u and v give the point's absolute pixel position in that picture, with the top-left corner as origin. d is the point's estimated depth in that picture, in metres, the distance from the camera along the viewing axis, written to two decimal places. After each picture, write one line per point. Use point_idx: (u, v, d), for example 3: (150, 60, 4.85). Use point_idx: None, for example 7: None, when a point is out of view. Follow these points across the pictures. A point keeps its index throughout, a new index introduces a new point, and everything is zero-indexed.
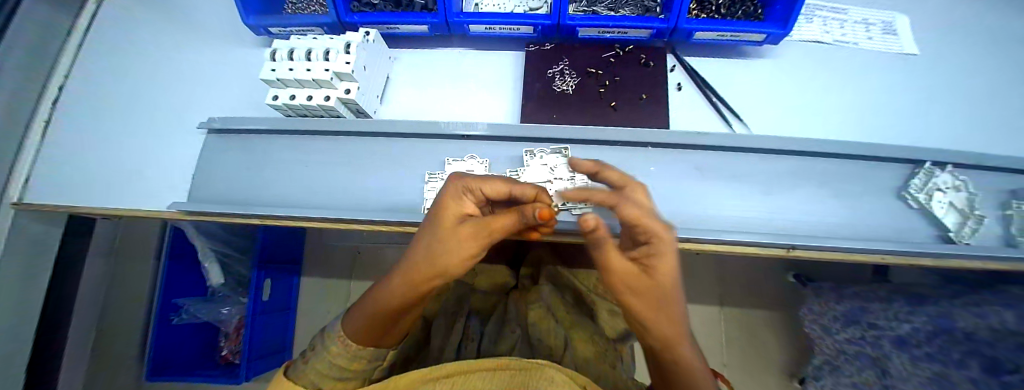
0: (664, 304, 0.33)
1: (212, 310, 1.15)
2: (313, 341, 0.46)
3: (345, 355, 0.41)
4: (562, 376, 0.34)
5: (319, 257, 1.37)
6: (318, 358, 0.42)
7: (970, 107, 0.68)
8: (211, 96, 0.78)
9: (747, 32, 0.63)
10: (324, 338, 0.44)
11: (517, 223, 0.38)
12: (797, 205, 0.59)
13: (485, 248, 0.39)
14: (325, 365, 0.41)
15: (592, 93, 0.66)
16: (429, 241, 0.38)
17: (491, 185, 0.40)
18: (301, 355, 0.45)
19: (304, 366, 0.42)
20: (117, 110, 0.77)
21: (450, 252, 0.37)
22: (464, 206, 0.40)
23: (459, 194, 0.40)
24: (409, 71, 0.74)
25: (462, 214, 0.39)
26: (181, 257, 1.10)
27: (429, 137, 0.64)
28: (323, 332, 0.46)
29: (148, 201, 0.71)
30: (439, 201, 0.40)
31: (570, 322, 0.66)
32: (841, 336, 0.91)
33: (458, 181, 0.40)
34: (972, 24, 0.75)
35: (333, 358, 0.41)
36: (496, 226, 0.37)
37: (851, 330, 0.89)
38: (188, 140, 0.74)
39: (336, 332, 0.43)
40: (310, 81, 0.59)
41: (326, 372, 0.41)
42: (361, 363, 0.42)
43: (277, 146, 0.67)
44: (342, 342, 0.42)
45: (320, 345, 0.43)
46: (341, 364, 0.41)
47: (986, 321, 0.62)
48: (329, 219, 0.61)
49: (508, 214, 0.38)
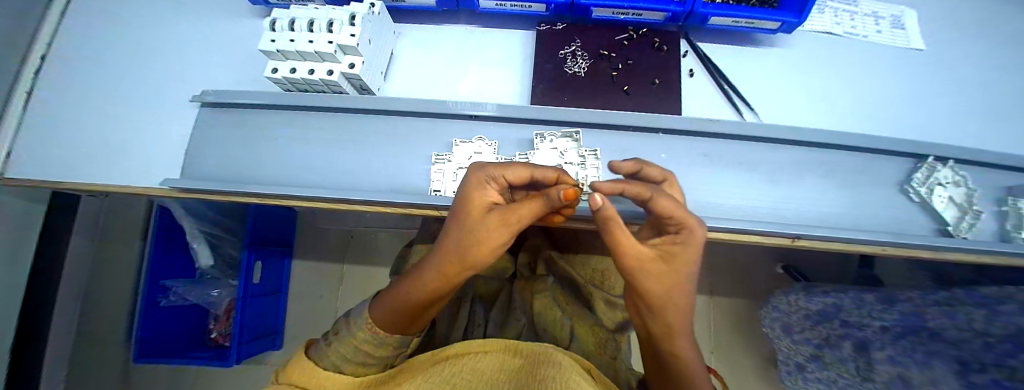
0: (685, 287, 0.39)
1: (201, 293, 1.14)
2: (335, 327, 0.46)
3: (371, 341, 0.42)
4: (571, 362, 0.32)
5: (311, 239, 1.34)
6: (340, 342, 0.42)
7: (971, 103, 0.69)
8: (202, 69, 0.74)
9: (762, 19, 0.62)
10: (349, 322, 0.44)
11: (544, 209, 0.38)
12: (801, 195, 0.59)
13: (513, 239, 0.39)
14: (349, 348, 0.41)
15: (603, 76, 0.65)
16: (457, 226, 0.39)
17: (514, 171, 0.41)
18: (323, 336, 0.45)
19: (325, 347, 0.42)
20: (104, 83, 0.72)
21: (476, 241, 0.38)
22: (490, 195, 0.40)
23: (482, 183, 0.40)
24: (414, 48, 0.72)
25: (484, 202, 0.40)
26: (171, 241, 1.07)
27: (437, 117, 0.63)
28: (346, 318, 0.47)
29: (133, 177, 0.67)
30: (461, 184, 0.41)
31: (572, 311, 0.69)
32: (800, 335, 0.97)
33: (481, 170, 0.41)
34: (979, 21, 0.75)
35: (357, 344, 0.42)
36: (523, 214, 0.38)
37: (809, 331, 0.94)
38: (175, 114, 0.70)
39: (364, 316, 0.44)
40: (312, 53, 0.57)
41: (346, 354, 0.41)
42: (386, 349, 0.42)
43: (276, 122, 0.64)
44: (370, 328, 0.42)
45: (345, 329, 0.44)
46: (367, 350, 0.42)
47: (955, 320, 0.61)
48: (329, 199, 0.59)
49: (533, 198, 0.38)
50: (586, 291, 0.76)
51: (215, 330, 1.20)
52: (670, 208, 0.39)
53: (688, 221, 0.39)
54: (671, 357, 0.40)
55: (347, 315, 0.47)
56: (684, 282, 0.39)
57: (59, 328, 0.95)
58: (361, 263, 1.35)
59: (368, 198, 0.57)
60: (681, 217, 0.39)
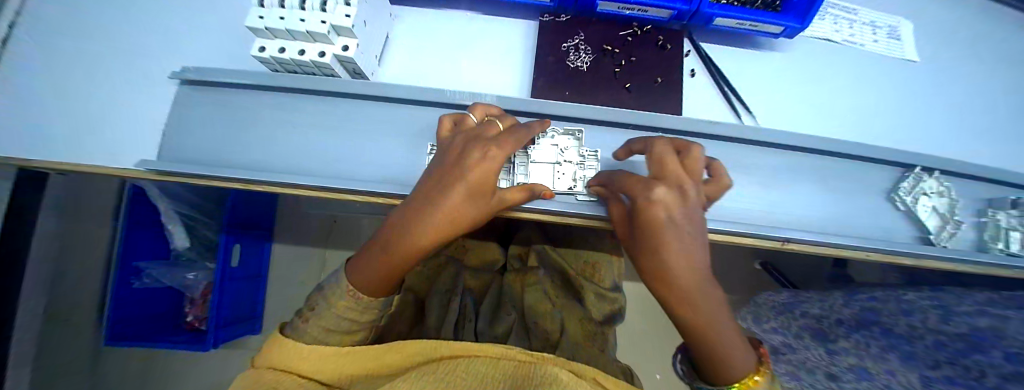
0: (678, 222, 0.35)
1: (176, 276, 1.08)
2: (310, 301, 0.53)
3: (347, 309, 0.50)
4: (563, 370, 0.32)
5: (292, 223, 1.30)
6: (319, 317, 0.50)
7: (956, 115, 0.72)
8: (181, 45, 0.69)
9: (767, 23, 0.61)
10: (325, 296, 0.51)
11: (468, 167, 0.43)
12: (794, 199, 0.60)
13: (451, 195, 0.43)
14: (327, 321, 0.50)
15: (606, 72, 0.64)
16: (447, 173, 0.44)
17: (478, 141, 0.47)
18: (297, 316, 0.52)
19: (303, 325, 0.50)
20: (72, 54, 0.67)
21: (428, 192, 0.45)
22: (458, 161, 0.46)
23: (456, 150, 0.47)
24: (411, 33, 0.69)
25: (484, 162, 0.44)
26: (145, 223, 1.02)
27: (434, 106, 0.61)
28: (318, 293, 0.53)
29: (104, 157, 0.63)
30: (439, 143, 0.51)
31: (559, 302, 0.70)
32: (766, 325, 0.94)
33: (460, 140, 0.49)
34: (971, 36, 0.77)
35: (335, 314, 0.50)
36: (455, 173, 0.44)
37: (778, 319, 0.93)
38: (151, 91, 0.65)
39: (340, 287, 0.51)
40: (303, 33, 0.54)
41: (326, 327, 0.50)
42: (360, 314, 0.50)
43: (263, 104, 0.61)
44: (350, 294, 0.49)
45: (321, 304, 0.51)
46: (343, 318, 0.50)
47: (913, 318, 0.69)
48: (320, 188, 0.57)
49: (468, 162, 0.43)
50: (575, 283, 0.77)
51: (192, 314, 1.14)
52: (667, 165, 0.39)
53: (673, 170, 0.38)
54: (672, 300, 0.36)
55: (319, 289, 0.54)
56: (676, 217, 0.36)
57: (32, 315, 0.86)
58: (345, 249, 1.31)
59: (359, 188, 0.55)
60: (674, 173, 0.38)
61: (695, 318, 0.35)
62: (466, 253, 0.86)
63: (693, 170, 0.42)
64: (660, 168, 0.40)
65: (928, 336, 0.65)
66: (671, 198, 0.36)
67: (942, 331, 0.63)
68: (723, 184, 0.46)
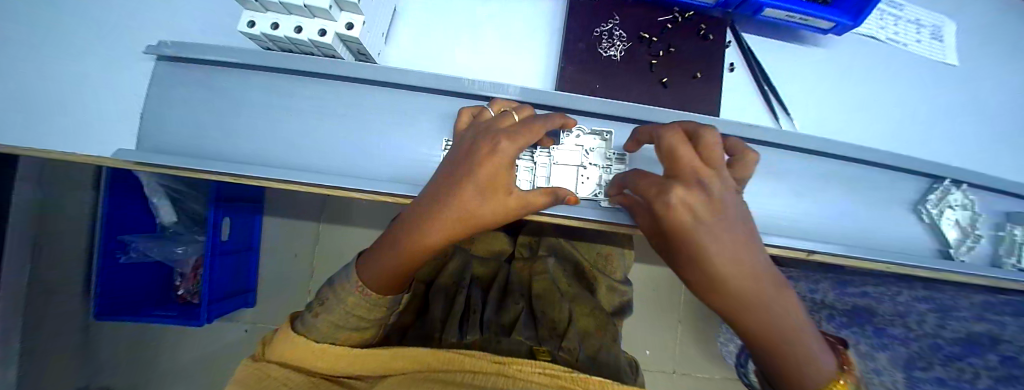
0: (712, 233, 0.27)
1: (163, 249, 0.99)
2: (319, 296, 0.47)
3: (365, 303, 0.44)
4: None
5: (282, 198, 1.20)
6: (329, 312, 0.44)
7: (985, 124, 0.70)
8: (153, 12, 0.60)
9: (818, 18, 0.57)
10: (335, 291, 0.46)
11: (486, 158, 0.38)
12: (823, 209, 0.58)
13: (469, 182, 0.38)
14: (337, 317, 0.44)
15: (641, 64, 0.59)
16: (459, 167, 0.40)
17: (498, 122, 0.42)
18: (307, 309, 0.46)
19: (312, 320, 0.44)
20: (17, 14, 0.56)
21: (450, 178, 0.40)
22: (473, 144, 0.41)
23: (470, 136, 0.42)
24: (423, 8, 0.61)
25: (505, 156, 0.38)
26: (131, 195, 0.93)
27: (451, 96, 0.55)
28: (330, 287, 0.47)
29: (70, 141, 0.55)
30: (454, 139, 0.46)
31: (570, 293, 0.67)
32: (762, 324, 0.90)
33: (471, 129, 0.44)
34: (1013, 39, 0.73)
35: (350, 308, 0.44)
36: (474, 160, 0.39)
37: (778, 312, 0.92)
38: (120, 65, 0.57)
39: (350, 281, 0.46)
40: (301, 8, 0.46)
41: (337, 323, 0.43)
42: (377, 312, 0.46)
43: (255, 86, 0.54)
44: (359, 291, 0.44)
45: (330, 298, 0.45)
46: (359, 314, 0.44)
47: None
48: (324, 185, 0.52)
49: (485, 155, 0.38)
50: (588, 275, 0.76)
51: (182, 287, 1.04)
52: (679, 158, 0.32)
53: (692, 163, 0.30)
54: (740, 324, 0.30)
55: (329, 284, 0.48)
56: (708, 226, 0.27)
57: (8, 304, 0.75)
58: (338, 225, 1.21)
59: (371, 187, 0.51)
60: (688, 169, 0.30)
61: (761, 326, 0.30)
62: (472, 243, 0.81)
63: (715, 165, 0.32)
64: (672, 163, 0.32)
65: (922, 336, 0.62)
66: (693, 198, 0.28)
67: (941, 334, 0.60)
68: (751, 161, 0.37)
